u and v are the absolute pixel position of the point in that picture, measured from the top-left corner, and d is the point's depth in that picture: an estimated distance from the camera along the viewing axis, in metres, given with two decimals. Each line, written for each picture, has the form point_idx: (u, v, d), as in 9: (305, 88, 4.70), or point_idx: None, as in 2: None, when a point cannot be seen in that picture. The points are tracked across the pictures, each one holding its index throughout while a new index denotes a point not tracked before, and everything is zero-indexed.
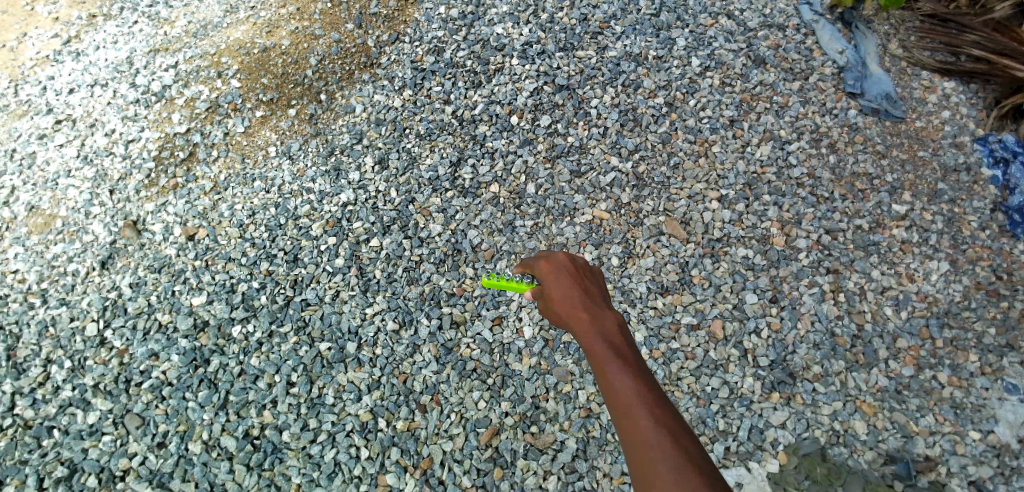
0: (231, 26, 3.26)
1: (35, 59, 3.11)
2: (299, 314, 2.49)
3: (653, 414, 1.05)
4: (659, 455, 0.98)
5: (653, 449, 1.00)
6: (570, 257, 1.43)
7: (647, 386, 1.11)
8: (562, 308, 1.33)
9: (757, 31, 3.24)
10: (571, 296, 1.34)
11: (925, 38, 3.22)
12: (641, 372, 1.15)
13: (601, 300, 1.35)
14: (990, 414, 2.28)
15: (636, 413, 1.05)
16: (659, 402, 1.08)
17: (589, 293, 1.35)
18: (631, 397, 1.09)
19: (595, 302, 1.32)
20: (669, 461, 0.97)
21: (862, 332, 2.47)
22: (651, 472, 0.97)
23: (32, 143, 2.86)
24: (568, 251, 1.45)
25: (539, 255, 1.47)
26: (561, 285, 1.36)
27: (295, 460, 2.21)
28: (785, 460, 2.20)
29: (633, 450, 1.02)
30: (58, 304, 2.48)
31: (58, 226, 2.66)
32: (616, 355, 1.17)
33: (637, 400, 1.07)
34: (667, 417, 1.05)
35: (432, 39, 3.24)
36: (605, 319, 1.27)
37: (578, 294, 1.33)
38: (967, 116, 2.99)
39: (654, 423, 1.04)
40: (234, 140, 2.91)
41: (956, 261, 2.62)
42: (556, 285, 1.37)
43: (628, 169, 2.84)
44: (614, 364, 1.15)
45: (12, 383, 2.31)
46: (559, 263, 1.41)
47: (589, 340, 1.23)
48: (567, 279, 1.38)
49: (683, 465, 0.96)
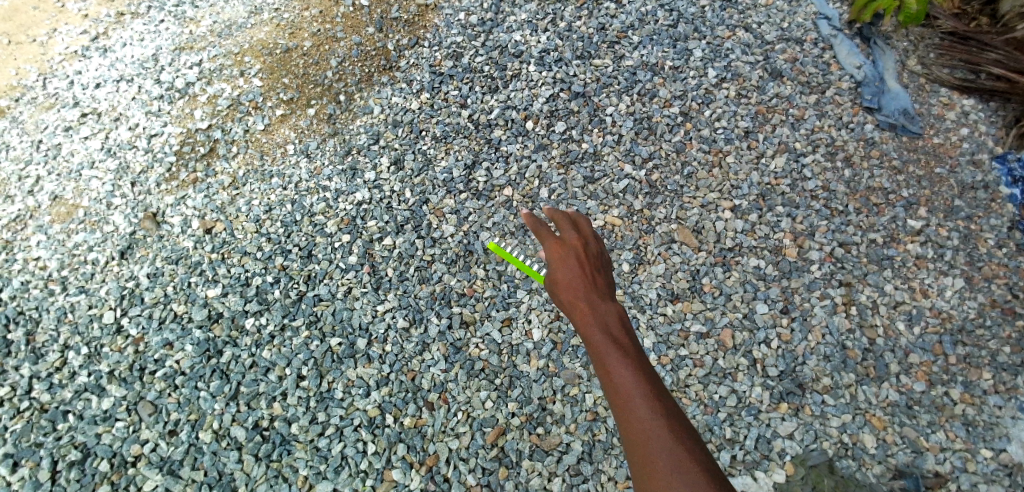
0: (255, 26, 3.34)
1: (64, 54, 3.20)
2: (311, 309, 2.52)
3: (653, 407, 1.06)
4: (658, 448, 0.99)
5: (653, 441, 1.01)
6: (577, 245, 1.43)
7: (647, 378, 1.12)
8: (566, 298, 1.34)
9: (774, 44, 3.26)
10: (574, 286, 1.34)
11: (945, 55, 3.22)
12: (640, 365, 1.15)
13: (605, 291, 1.36)
14: (1003, 433, 2.24)
15: (636, 406, 1.06)
16: (658, 395, 1.09)
17: (593, 282, 1.36)
18: (632, 390, 1.09)
19: (598, 293, 1.33)
20: (667, 452, 0.99)
21: (874, 345, 2.44)
22: (650, 466, 0.98)
23: (59, 134, 2.93)
24: (575, 239, 1.45)
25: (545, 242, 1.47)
26: (566, 274, 1.37)
27: (302, 452, 2.23)
28: (792, 471, 2.18)
29: (633, 442, 1.03)
30: (77, 292, 2.53)
31: (80, 216, 2.72)
32: (616, 347, 1.18)
33: (637, 393, 1.08)
34: (667, 410, 1.06)
35: (451, 44, 3.29)
36: (607, 311, 1.28)
37: (581, 284, 1.34)
38: (985, 133, 2.97)
39: (655, 417, 1.05)
40: (254, 138, 2.97)
41: (971, 278, 2.60)
42: (561, 274, 1.38)
43: (641, 177, 2.86)
44: (614, 355, 1.16)
45: (30, 367, 2.36)
46: (564, 253, 1.42)
47: (589, 330, 1.24)
48: (572, 268, 1.38)
49: (681, 458, 0.98)
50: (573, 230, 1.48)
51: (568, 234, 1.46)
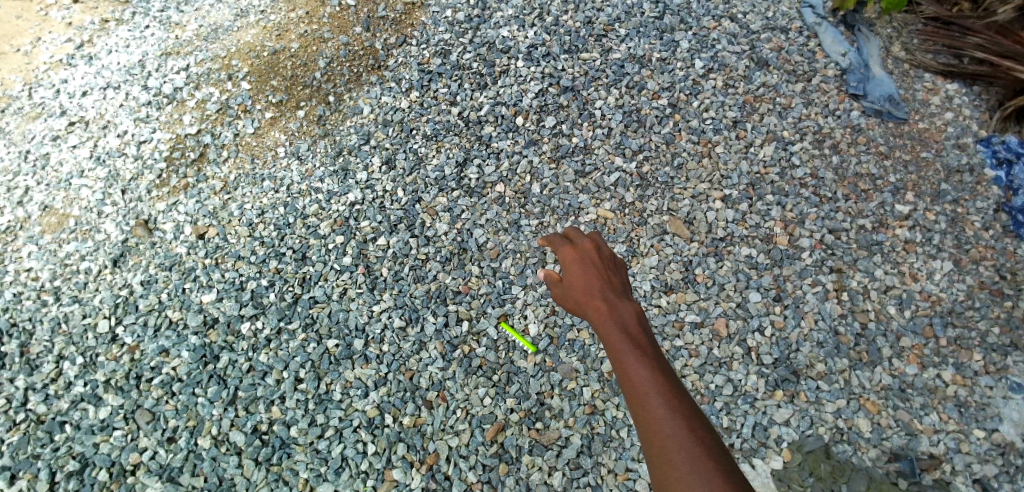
0: (241, 29, 3.33)
1: (48, 63, 3.17)
2: (307, 311, 2.52)
3: (669, 403, 1.05)
4: (675, 447, 0.98)
5: (669, 440, 0.99)
6: (592, 246, 1.42)
7: (664, 376, 1.10)
8: (582, 297, 1.33)
9: (760, 33, 3.28)
10: (590, 285, 1.34)
11: (928, 41, 3.25)
12: (657, 363, 1.14)
13: (620, 289, 1.35)
14: (994, 413, 2.28)
15: (652, 403, 1.05)
16: (675, 393, 1.07)
17: (609, 281, 1.35)
18: (648, 390, 1.08)
19: (614, 292, 1.32)
20: (686, 452, 0.97)
21: (866, 330, 2.48)
22: (667, 464, 0.97)
23: (46, 144, 2.91)
24: (590, 240, 1.44)
25: (559, 242, 1.46)
26: (581, 273, 1.37)
27: (302, 455, 2.23)
28: (789, 457, 2.21)
29: (649, 441, 1.02)
30: (71, 302, 2.52)
31: (70, 226, 2.71)
32: (632, 345, 1.17)
33: (653, 391, 1.07)
34: (683, 409, 1.04)
35: (439, 42, 3.29)
36: (623, 310, 1.26)
37: (596, 283, 1.33)
38: (970, 117, 3.01)
39: (672, 415, 1.03)
40: (244, 141, 2.96)
41: (959, 261, 2.63)
42: (575, 274, 1.37)
43: (632, 169, 2.87)
44: (631, 353, 1.15)
45: (25, 379, 2.34)
46: (583, 251, 1.41)
47: (606, 330, 1.23)
48: (587, 267, 1.38)
49: (698, 456, 0.96)
50: (587, 234, 1.47)
51: (582, 236, 1.45)
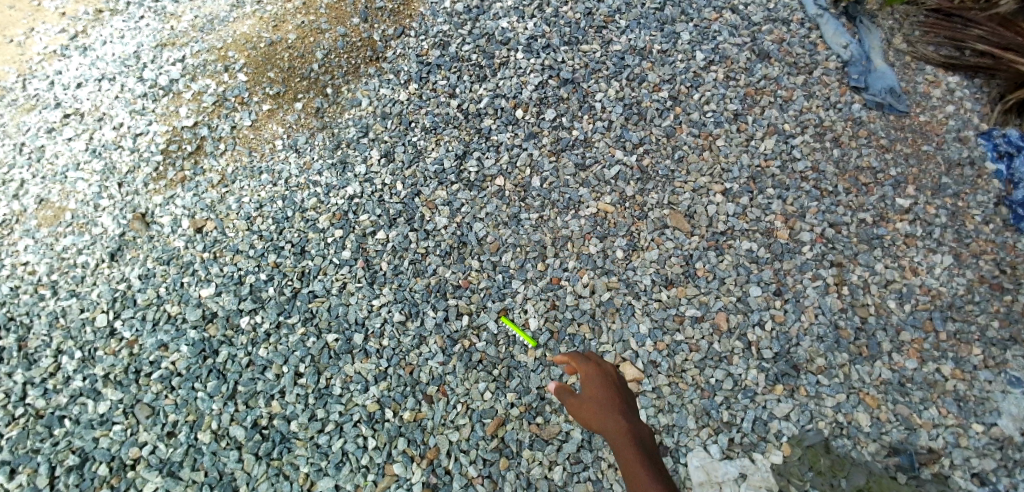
0: (237, 20, 3.29)
1: (42, 54, 3.14)
2: (306, 306, 2.51)
3: None
4: None
5: None
6: (607, 371, 1.78)
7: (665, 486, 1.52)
8: (599, 416, 1.68)
9: (761, 25, 3.25)
10: (608, 409, 1.68)
11: (929, 33, 3.22)
12: (657, 464, 1.58)
13: (630, 410, 1.72)
14: (993, 407, 2.29)
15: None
16: None
17: (621, 403, 1.70)
18: None
19: (629, 419, 1.67)
20: None
21: (866, 324, 2.48)
22: None
23: (41, 136, 2.88)
24: (603, 365, 1.81)
25: (580, 363, 1.80)
26: (601, 396, 1.71)
27: (303, 449, 2.23)
28: (789, 451, 2.22)
29: None
30: (68, 296, 2.50)
31: (67, 219, 2.68)
32: (644, 465, 1.56)
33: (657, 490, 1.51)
34: None
35: (438, 33, 3.26)
36: (635, 431, 1.65)
37: (613, 403, 1.69)
38: (971, 110, 2.99)
39: None
40: (242, 134, 2.94)
41: (959, 255, 2.63)
42: (597, 395, 1.72)
43: (632, 163, 2.86)
44: (642, 468, 1.55)
45: (24, 373, 2.33)
46: (598, 372, 1.78)
47: (622, 446, 1.61)
48: (604, 389, 1.73)
49: None
50: (600, 361, 1.83)
51: (598, 362, 1.81)
